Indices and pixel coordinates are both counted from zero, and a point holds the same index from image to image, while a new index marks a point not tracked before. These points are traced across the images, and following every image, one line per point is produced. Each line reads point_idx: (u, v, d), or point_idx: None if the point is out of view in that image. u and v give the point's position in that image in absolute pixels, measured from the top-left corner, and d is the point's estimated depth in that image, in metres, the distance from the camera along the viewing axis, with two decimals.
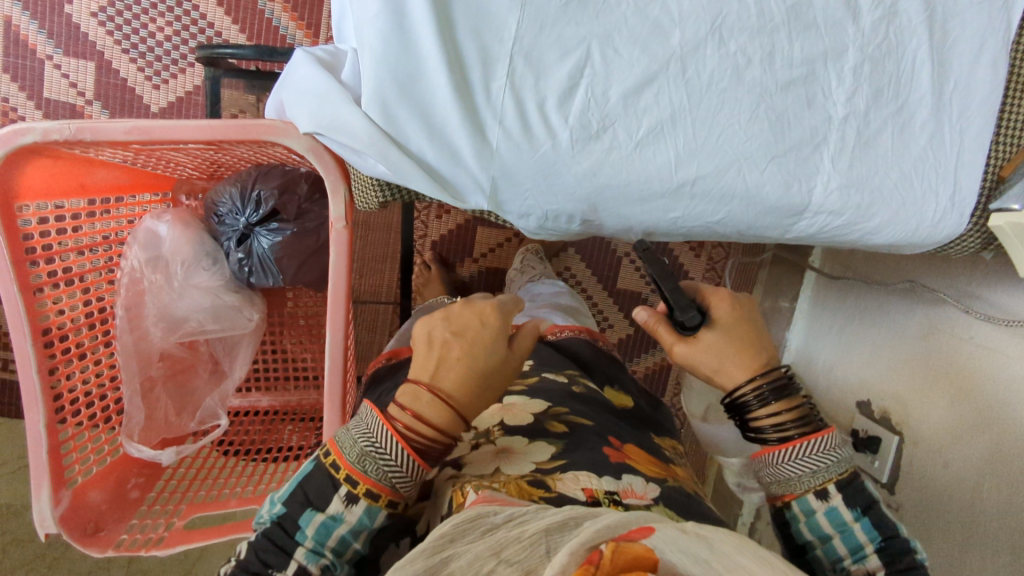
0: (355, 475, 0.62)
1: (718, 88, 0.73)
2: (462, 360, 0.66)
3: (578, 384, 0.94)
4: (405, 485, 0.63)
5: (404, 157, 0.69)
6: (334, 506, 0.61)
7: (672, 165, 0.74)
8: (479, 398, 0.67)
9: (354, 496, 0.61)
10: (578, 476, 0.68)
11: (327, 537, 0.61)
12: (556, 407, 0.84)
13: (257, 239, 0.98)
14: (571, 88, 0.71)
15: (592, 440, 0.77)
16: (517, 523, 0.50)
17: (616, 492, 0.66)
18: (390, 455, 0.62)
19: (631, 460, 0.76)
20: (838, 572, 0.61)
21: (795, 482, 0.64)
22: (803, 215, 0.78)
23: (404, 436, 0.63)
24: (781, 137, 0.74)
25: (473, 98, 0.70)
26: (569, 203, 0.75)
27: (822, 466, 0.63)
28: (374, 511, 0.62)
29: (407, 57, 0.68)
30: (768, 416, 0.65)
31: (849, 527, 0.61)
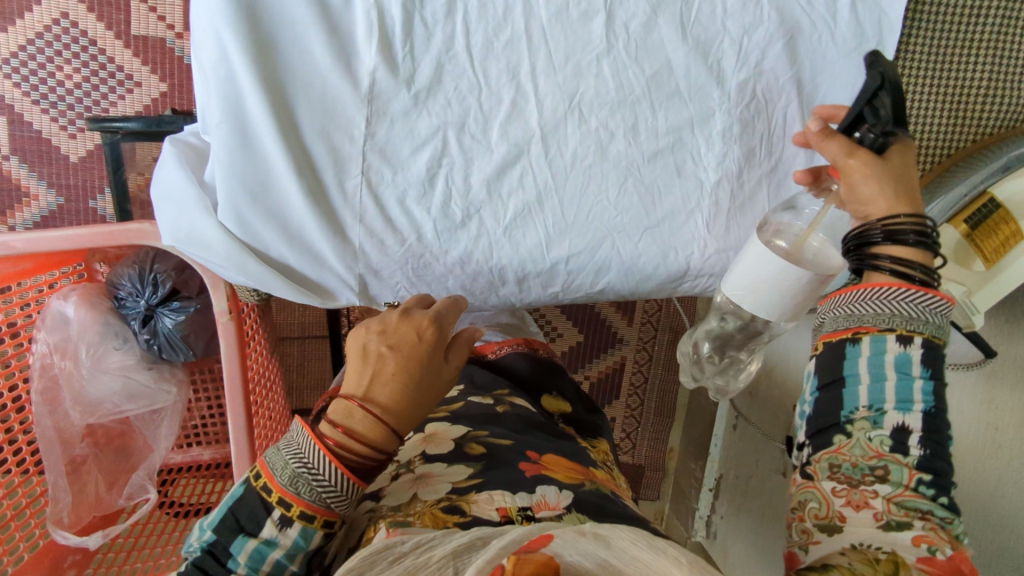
0: (288, 498, 0.56)
1: (583, 165, 0.71)
2: (397, 371, 0.59)
3: (502, 404, 0.89)
4: (340, 504, 0.57)
5: (262, 267, 0.69)
6: (267, 531, 0.56)
7: (544, 246, 0.73)
8: (411, 414, 0.60)
9: (288, 519, 0.56)
10: (492, 496, 0.63)
11: (261, 563, 0.56)
12: (476, 430, 0.79)
13: (160, 319, 0.98)
14: (430, 179, 0.69)
15: (509, 458, 0.72)
16: (425, 549, 0.47)
17: (530, 505, 0.63)
18: (324, 476, 0.56)
19: (548, 470, 0.71)
20: (866, 415, 0.47)
21: (879, 317, 0.49)
22: (685, 278, 0.77)
23: (338, 455, 0.57)
24: (652, 207, 0.73)
25: (329, 198, 0.69)
26: (444, 290, 0.74)
27: (918, 316, 0.48)
28: (309, 532, 0.56)
29: (254, 166, 0.67)
30: (892, 250, 0.50)
31: (910, 381, 0.47)
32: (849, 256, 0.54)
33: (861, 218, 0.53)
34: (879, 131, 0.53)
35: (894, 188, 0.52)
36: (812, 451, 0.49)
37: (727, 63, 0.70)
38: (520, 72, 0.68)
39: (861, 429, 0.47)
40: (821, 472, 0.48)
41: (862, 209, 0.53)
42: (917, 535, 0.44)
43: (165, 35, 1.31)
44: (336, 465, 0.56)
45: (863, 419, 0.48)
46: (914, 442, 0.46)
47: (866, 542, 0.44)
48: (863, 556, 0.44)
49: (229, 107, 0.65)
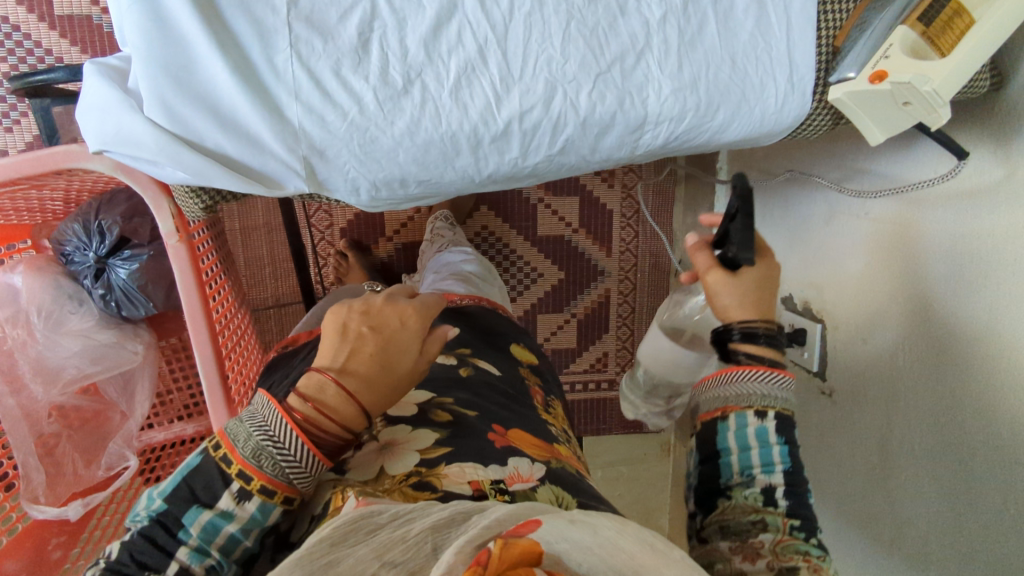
0: (249, 470, 0.54)
1: (522, 13, 0.68)
2: (370, 360, 0.62)
3: (465, 366, 0.84)
4: (303, 480, 0.56)
5: (198, 157, 0.65)
6: (224, 502, 0.54)
7: (493, 105, 0.70)
8: (385, 397, 0.63)
9: (247, 492, 0.54)
10: (463, 469, 0.61)
11: (216, 535, 0.53)
12: (441, 397, 0.75)
13: (113, 270, 0.93)
14: (363, 45, 0.66)
15: (477, 428, 0.69)
16: (402, 521, 0.47)
17: (503, 480, 0.61)
18: (288, 449, 0.55)
19: (516, 443, 0.69)
20: (741, 480, 0.56)
21: (741, 398, 0.59)
22: (644, 127, 0.74)
23: (304, 432, 0.56)
24: (600, 54, 0.70)
25: (260, 77, 0.65)
26: (396, 167, 0.70)
27: (768, 391, 0.59)
28: (268, 506, 0.55)
29: (176, 48, 0.63)
30: (750, 345, 0.64)
31: (771, 445, 0.57)
32: (720, 353, 0.66)
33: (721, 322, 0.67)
34: (733, 249, 0.68)
35: (741, 299, 0.67)
36: (703, 517, 0.57)
37: None
38: None
39: (741, 491, 0.56)
40: (714, 536, 0.54)
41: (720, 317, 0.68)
42: None
43: (90, 10, 1.28)
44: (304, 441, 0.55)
45: (739, 484, 0.56)
46: (781, 496, 0.55)
47: None
48: None
49: None
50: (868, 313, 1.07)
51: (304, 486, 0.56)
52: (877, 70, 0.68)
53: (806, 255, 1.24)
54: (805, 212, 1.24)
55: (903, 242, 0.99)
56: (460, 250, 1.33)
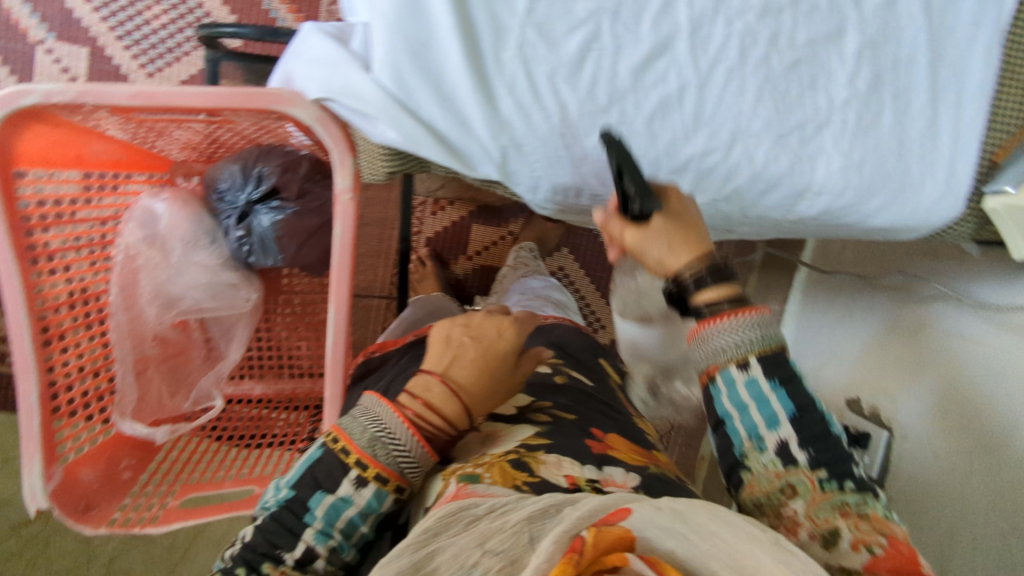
0: (365, 459, 0.59)
1: (725, 66, 0.74)
2: (471, 371, 0.65)
3: (561, 374, 0.86)
4: (414, 470, 0.60)
5: (415, 123, 0.70)
6: (344, 488, 0.59)
7: (679, 140, 0.75)
8: (485, 399, 0.66)
9: (364, 480, 0.59)
10: (561, 462, 0.64)
11: (337, 519, 0.59)
12: (540, 401, 0.79)
13: (257, 217, 0.98)
14: (580, 61, 0.72)
15: (573, 430, 0.72)
16: (498, 514, 0.50)
17: (597, 480, 0.62)
18: (401, 440, 0.60)
19: (612, 449, 0.71)
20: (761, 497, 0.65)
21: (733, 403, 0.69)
22: (805, 194, 0.79)
23: (415, 426, 0.61)
24: (784, 119, 0.76)
25: (485, 68, 0.71)
26: (579, 175, 0.76)
27: (746, 338, 0.58)
28: (383, 494, 0.59)
29: (419, 25, 0.69)
30: (717, 292, 0.61)
31: (766, 398, 0.57)
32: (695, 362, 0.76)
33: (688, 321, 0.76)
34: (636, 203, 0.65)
35: (667, 244, 0.65)
36: None
37: None
38: None
39: None
40: None
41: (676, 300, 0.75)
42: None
43: None
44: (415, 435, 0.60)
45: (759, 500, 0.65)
46: None
47: None
48: None
49: None
50: (950, 417, 1.05)
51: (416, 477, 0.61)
52: None
53: (880, 361, 1.24)
54: (886, 320, 1.26)
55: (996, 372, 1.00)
56: (528, 281, 1.35)
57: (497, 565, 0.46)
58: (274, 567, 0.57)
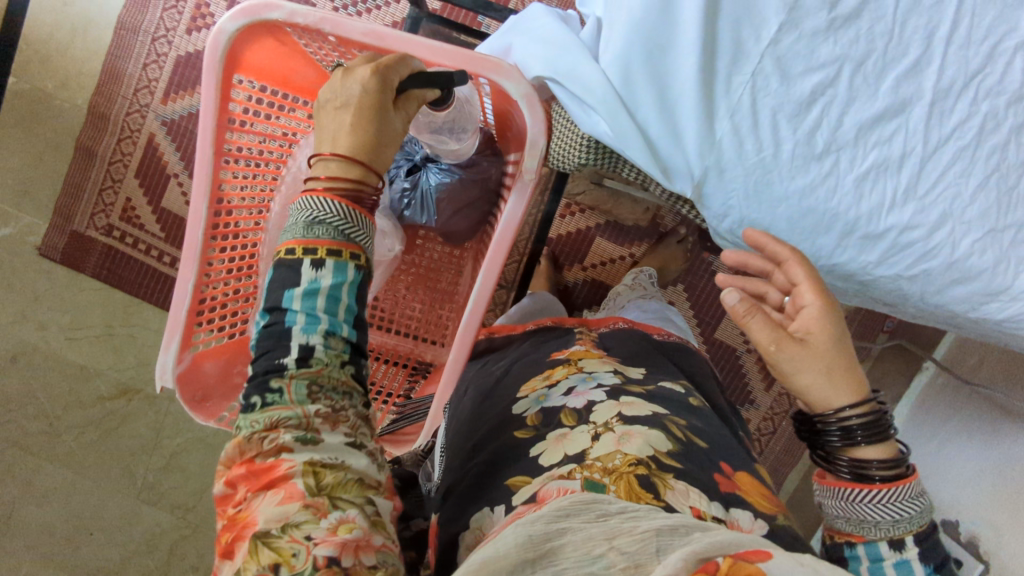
0: (312, 242, 0.62)
1: (957, 144, 0.71)
2: (354, 129, 0.68)
3: (693, 399, 0.85)
4: (354, 231, 0.64)
5: (631, 121, 0.71)
6: (306, 278, 0.61)
7: (884, 207, 0.72)
8: (377, 158, 0.70)
9: (319, 261, 0.61)
10: (689, 493, 0.62)
11: (318, 304, 0.60)
12: (675, 416, 0.77)
13: (427, 173, 1.02)
14: (809, 103, 0.71)
15: (707, 460, 0.69)
16: (630, 517, 0.46)
17: (723, 519, 0.62)
18: (327, 211, 0.63)
19: (740, 488, 0.68)
20: None
21: (868, 525, 0.62)
22: (998, 296, 0.75)
23: (327, 197, 0.65)
24: (1003, 214, 0.72)
25: (714, 86, 0.71)
26: (769, 215, 0.74)
27: (904, 516, 0.61)
28: (343, 263, 0.62)
29: (663, 27, 0.69)
30: (871, 451, 0.65)
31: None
32: (816, 449, 0.69)
33: (819, 413, 0.68)
34: (836, 428, 0.66)
35: (827, 374, 0.67)
36: None
37: None
38: (935, 36, 0.69)
39: None
40: None
41: (826, 405, 0.67)
42: None
43: None
44: (340, 203, 0.64)
45: None
46: None
47: None
48: None
49: None
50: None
51: (365, 243, 0.65)
52: None
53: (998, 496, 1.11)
54: (1010, 456, 1.13)
55: None
56: (645, 300, 1.28)
57: (621, 566, 0.40)
58: (281, 380, 0.57)
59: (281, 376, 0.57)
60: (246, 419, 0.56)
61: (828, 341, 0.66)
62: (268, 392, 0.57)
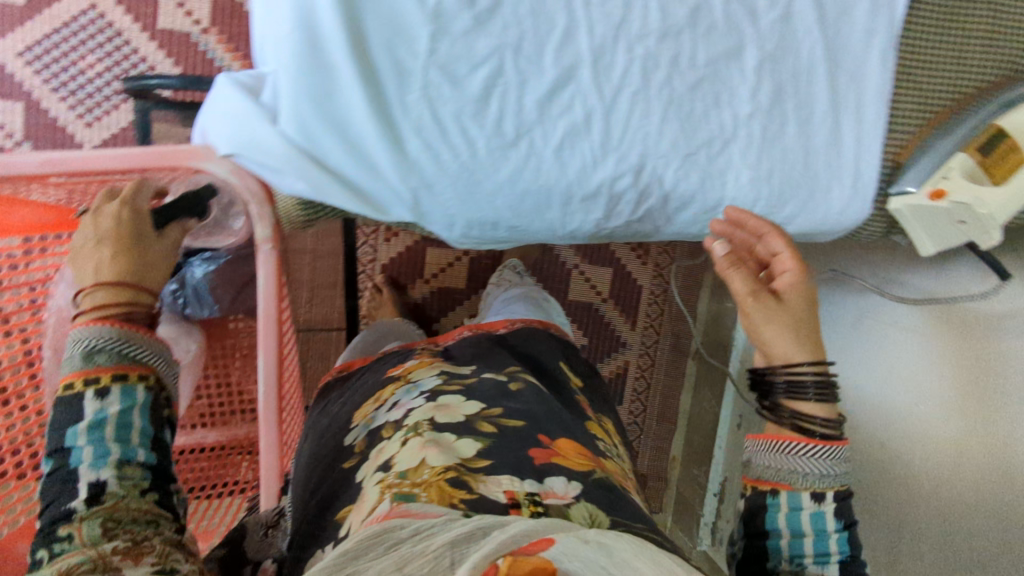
0: (92, 373, 0.61)
1: (629, 90, 0.75)
2: (113, 260, 0.69)
3: (516, 381, 0.77)
4: (140, 350, 0.65)
5: (322, 173, 0.71)
6: (91, 410, 0.59)
7: (589, 167, 0.76)
8: (146, 276, 0.71)
9: (104, 389, 0.60)
10: (500, 478, 0.57)
11: (109, 431, 0.58)
12: (494, 404, 0.71)
13: (191, 268, 0.99)
14: (485, 97, 0.73)
15: (521, 438, 0.63)
16: (424, 537, 0.40)
17: (539, 493, 0.57)
18: (110, 336, 0.63)
19: (563, 456, 0.63)
20: (791, 567, 0.57)
21: (796, 474, 0.60)
22: (718, 209, 0.80)
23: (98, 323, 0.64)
24: (690, 138, 0.77)
25: (390, 111, 0.72)
26: (491, 210, 0.77)
27: (832, 471, 0.59)
28: (131, 387, 0.62)
29: (321, 73, 0.69)
30: (807, 408, 0.64)
31: (827, 535, 0.57)
32: (756, 392, 0.68)
33: (767, 367, 0.67)
34: (816, 388, 0.63)
35: (794, 333, 0.66)
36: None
37: (759, 3, 0.76)
38: (573, 2, 0.73)
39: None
40: None
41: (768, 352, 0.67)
42: None
43: None
44: (116, 325, 0.65)
45: (788, 571, 0.57)
46: None
47: None
48: None
49: (302, 17, 0.68)
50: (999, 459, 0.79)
51: (156, 361, 0.66)
52: (937, 189, 0.75)
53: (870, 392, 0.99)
54: (905, 338, 0.94)
55: (989, 371, 0.84)
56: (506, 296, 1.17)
57: None
58: (70, 522, 0.52)
59: (69, 521, 0.52)
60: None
61: (806, 291, 0.68)
62: (52, 541, 0.51)
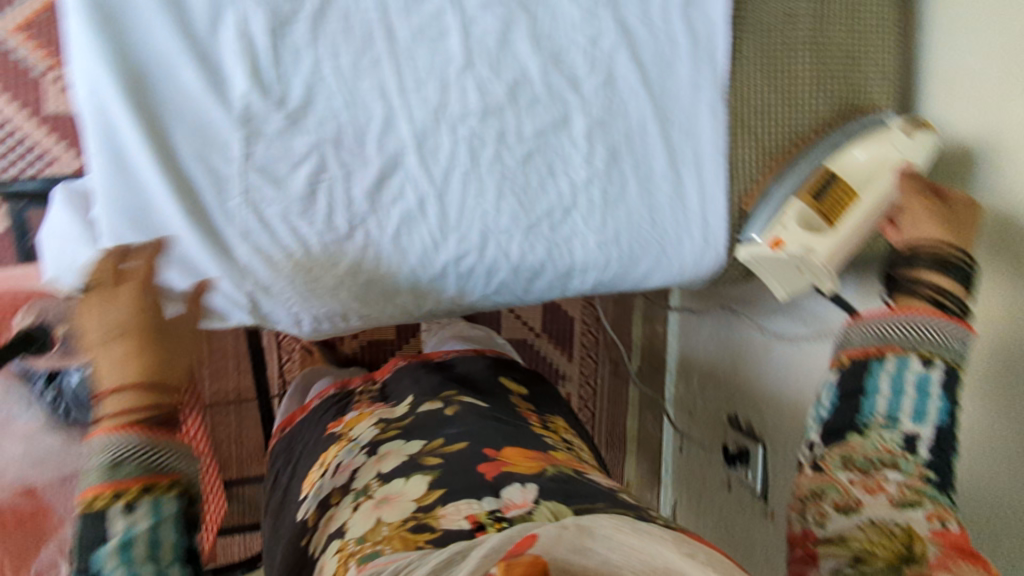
0: (106, 494, 0.53)
1: (459, 171, 0.75)
2: (140, 354, 0.61)
3: (451, 406, 0.71)
4: (156, 458, 0.56)
5: (149, 291, 0.71)
6: (121, 528, 0.52)
7: (432, 250, 0.76)
8: (174, 366, 0.63)
9: (132, 505, 0.53)
10: (459, 506, 0.53)
11: (146, 549, 0.52)
12: (432, 440, 0.65)
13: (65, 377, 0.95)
14: (310, 194, 0.72)
15: (464, 460, 0.60)
16: (403, 572, 0.43)
17: (499, 508, 0.53)
18: (122, 444, 0.55)
19: (511, 466, 0.59)
20: (885, 421, 0.60)
21: (906, 339, 0.62)
22: (572, 273, 0.82)
23: (120, 427, 0.56)
24: (529, 210, 0.77)
25: (213, 220, 0.71)
26: (337, 301, 0.77)
27: (939, 340, 0.61)
28: (159, 502, 0.54)
29: (134, 190, 0.69)
30: (931, 274, 0.65)
31: (926, 396, 0.60)
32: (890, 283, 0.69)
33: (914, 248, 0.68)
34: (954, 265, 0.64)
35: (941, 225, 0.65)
36: (827, 442, 0.62)
37: (580, 71, 0.75)
38: (387, 91, 0.72)
39: (870, 437, 0.60)
40: (834, 462, 0.60)
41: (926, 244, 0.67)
42: (929, 512, 0.54)
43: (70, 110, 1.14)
44: (140, 431, 0.57)
45: (879, 426, 0.60)
46: (925, 447, 0.58)
47: (884, 519, 0.54)
48: (880, 529, 0.54)
49: (102, 135, 0.66)
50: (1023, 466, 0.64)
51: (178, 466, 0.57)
52: (773, 238, 0.75)
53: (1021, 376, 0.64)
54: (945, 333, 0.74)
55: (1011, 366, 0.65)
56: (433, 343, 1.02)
57: None
58: None
59: None
60: None
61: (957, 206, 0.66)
62: None
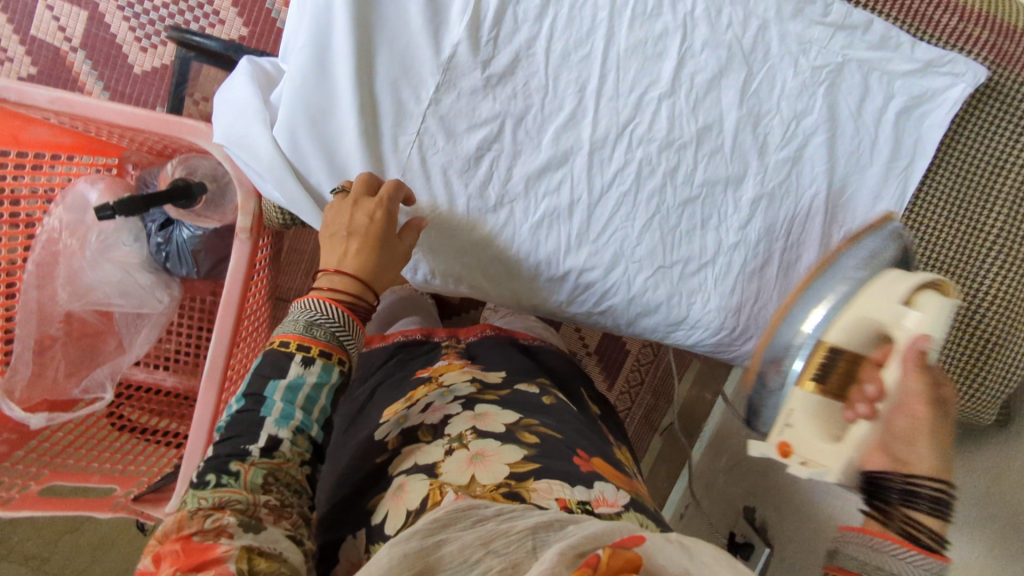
0: (305, 342, 0.61)
1: (619, 189, 0.75)
2: (360, 252, 0.67)
3: (547, 395, 0.72)
4: (348, 338, 0.64)
5: (299, 188, 0.73)
6: (294, 370, 0.59)
7: (561, 252, 0.76)
8: (381, 276, 0.69)
9: (310, 358, 0.60)
10: (551, 485, 0.53)
11: (299, 400, 0.59)
12: (529, 418, 0.65)
13: (178, 228, 1.00)
14: (477, 157, 0.73)
15: (556, 449, 0.60)
16: (506, 517, 0.44)
17: (589, 500, 0.53)
18: (328, 313, 0.63)
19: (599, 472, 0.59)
20: None
21: (877, 573, 0.44)
22: (681, 326, 0.81)
23: (341, 303, 0.64)
24: (668, 251, 0.77)
25: (381, 146, 0.73)
26: (455, 264, 0.78)
27: None
28: (330, 367, 0.61)
29: (323, 91, 0.70)
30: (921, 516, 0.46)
31: None
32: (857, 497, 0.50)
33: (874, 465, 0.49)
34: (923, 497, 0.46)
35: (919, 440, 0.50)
36: None
37: (772, 138, 0.74)
38: (587, 90, 0.72)
39: None
40: None
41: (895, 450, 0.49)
42: None
43: None
44: (337, 307, 0.64)
45: None
46: None
47: None
48: None
49: (318, 33, 0.68)
50: None
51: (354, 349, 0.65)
52: None
53: None
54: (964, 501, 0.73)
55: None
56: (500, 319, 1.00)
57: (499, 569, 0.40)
58: (241, 464, 0.53)
59: (241, 461, 0.54)
60: (192, 494, 0.51)
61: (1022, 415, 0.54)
62: (225, 474, 0.53)
